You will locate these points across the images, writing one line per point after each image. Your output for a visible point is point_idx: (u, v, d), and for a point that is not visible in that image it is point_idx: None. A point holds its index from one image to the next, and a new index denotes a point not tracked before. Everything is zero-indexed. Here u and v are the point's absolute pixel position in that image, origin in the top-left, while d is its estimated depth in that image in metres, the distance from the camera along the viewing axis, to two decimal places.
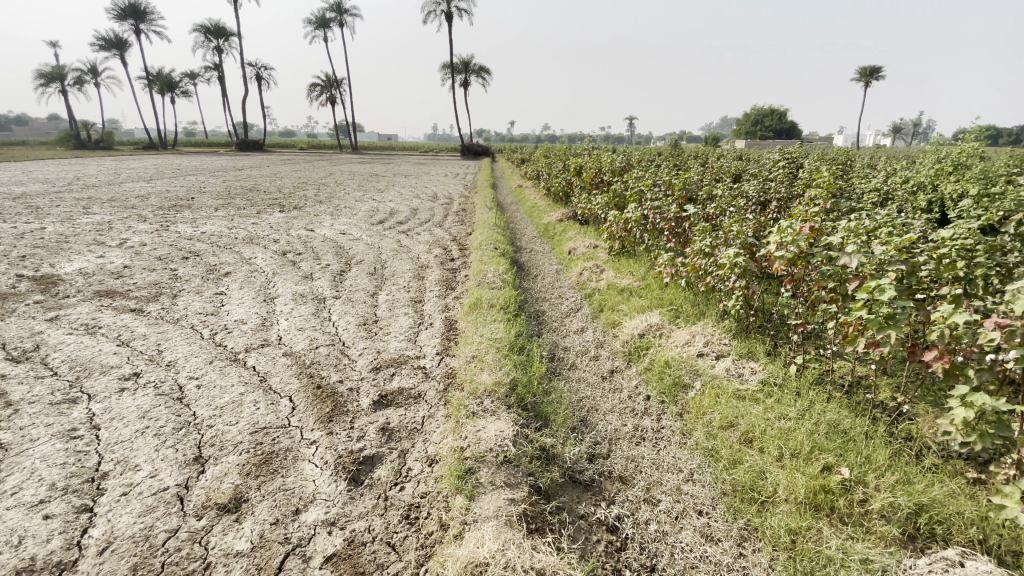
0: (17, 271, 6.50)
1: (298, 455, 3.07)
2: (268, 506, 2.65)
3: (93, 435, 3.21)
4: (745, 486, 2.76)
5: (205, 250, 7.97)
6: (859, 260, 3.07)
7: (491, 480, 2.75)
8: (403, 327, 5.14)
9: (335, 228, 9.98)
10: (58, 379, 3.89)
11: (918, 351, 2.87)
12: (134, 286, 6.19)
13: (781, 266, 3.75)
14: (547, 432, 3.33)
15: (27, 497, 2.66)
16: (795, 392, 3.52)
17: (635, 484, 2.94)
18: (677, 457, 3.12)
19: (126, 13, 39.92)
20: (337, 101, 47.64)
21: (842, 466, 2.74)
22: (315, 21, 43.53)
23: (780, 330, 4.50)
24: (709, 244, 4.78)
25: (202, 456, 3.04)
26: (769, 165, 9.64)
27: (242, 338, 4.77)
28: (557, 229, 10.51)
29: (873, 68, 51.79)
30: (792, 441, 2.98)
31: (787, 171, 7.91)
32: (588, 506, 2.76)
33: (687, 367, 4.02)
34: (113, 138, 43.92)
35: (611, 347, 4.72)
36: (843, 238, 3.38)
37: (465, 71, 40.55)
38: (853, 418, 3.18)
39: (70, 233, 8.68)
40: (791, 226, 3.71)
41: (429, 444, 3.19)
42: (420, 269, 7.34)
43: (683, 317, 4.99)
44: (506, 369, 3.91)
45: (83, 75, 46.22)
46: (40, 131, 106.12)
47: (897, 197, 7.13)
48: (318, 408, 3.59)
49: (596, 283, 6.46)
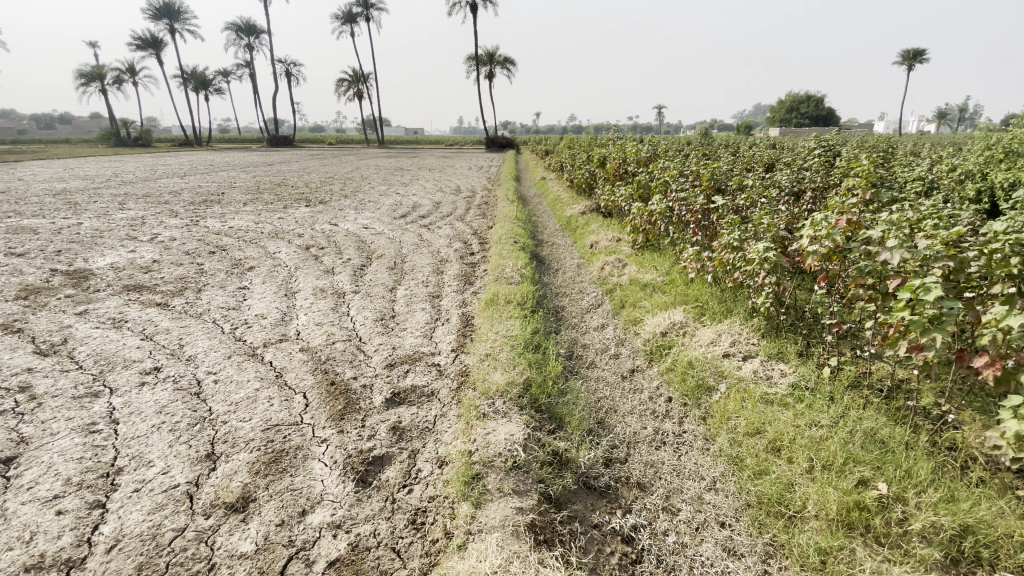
0: (52, 266, 6.70)
1: (308, 454, 3.04)
2: (274, 507, 2.61)
3: (111, 430, 3.25)
4: (771, 499, 2.58)
5: (231, 245, 8.10)
6: (900, 255, 2.84)
7: (499, 487, 2.65)
8: (420, 323, 5.07)
9: (357, 222, 10.01)
10: (82, 373, 3.97)
11: (968, 356, 2.61)
12: (161, 280, 6.31)
13: (815, 262, 3.49)
14: (562, 435, 3.20)
15: (42, 493, 2.70)
16: (829, 397, 3.29)
17: (653, 491, 2.80)
18: (699, 464, 2.96)
19: (161, 12, 40.97)
20: (363, 97, 48.09)
21: (879, 480, 2.52)
22: (343, 18, 44.11)
23: (812, 329, 4.24)
24: (736, 238, 4.53)
25: (214, 453, 3.03)
26: (804, 152, 9.17)
27: (261, 333, 4.79)
28: (579, 221, 10.31)
29: (917, 51, 49.36)
30: (825, 451, 2.77)
31: (822, 159, 7.51)
32: (603, 515, 2.64)
33: (712, 368, 3.82)
34: (151, 137, 45.33)
35: (631, 346, 4.55)
36: (884, 232, 3.11)
37: (490, 63, 40.20)
38: (892, 426, 2.95)
39: (104, 228, 8.95)
40: (826, 219, 3.44)
41: (440, 445, 3.11)
42: (440, 264, 7.29)
43: (709, 315, 4.77)
44: (521, 368, 3.79)
45: (122, 75, 48.02)
46: (84, 129, 111.02)
47: (943, 187, 6.68)
48: (331, 406, 3.55)
49: (618, 278, 6.28)
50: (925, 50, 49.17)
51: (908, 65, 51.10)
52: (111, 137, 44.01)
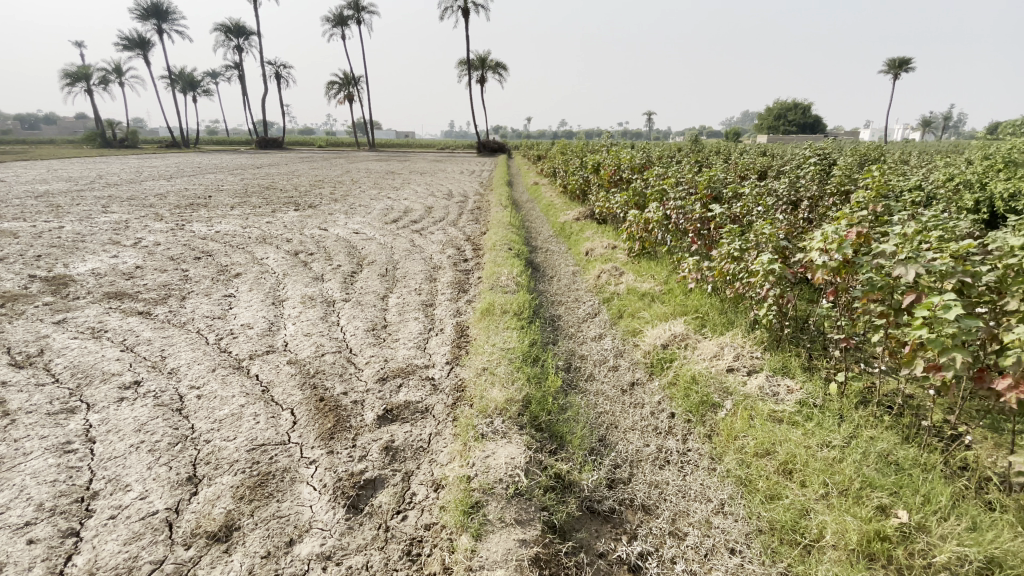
0: (31, 272, 6.45)
1: (296, 477, 2.87)
2: (260, 537, 2.45)
3: (87, 449, 3.05)
4: (785, 526, 2.48)
5: (218, 250, 7.88)
6: (915, 270, 2.74)
7: (500, 516, 2.50)
8: (413, 334, 4.91)
9: (348, 227, 9.82)
10: (58, 387, 3.76)
11: (988, 377, 2.53)
12: (144, 287, 6.10)
13: (824, 275, 3.40)
14: (563, 456, 3.07)
15: (12, 519, 2.51)
16: (838, 416, 3.19)
17: (659, 514, 2.68)
18: (706, 486, 2.85)
19: (149, 12, 40.51)
20: (354, 100, 47.76)
21: (899, 508, 2.42)
22: (335, 20, 43.99)
23: (815, 342, 4.16)
24: (737, 248, 4.43)
25: (196, 475, 2.86)
26: (799, 160, 9.15)
27: (248, 345, 4.60)
28: (574, 228, 10.19)
29: (901, 60, 50.24)
30: (840, 475, 2.66)
31: (819, 167, 7.48)
32: (608, 543, 2.51)
33: (716, 384, 3.71)
34: (137, 138, 44.66)
35: (631, 358, 4.43)
36: (896, 246, 3.03)
37: (482, 67, 40.17)
38: (905, 447, 2.86)
39: (87, 232, 8.68)
40: (836, 230, 3.34)
41: (435, 466, 2.97)
42: (433, 271, 7.14)
43: (710, 327, 4.68)
44: (519, 384, 3.65)
45: (109, 75, 47.48)
46: (69, 130, 109.50)
47: (941, 197, 6.68)
48: (320, 424, 3.38)
49: (615, 287, 6.18)
50: (909, 60, 50.16)
51: (894, 74, 52.02)
52: (97, 138, 43.21)
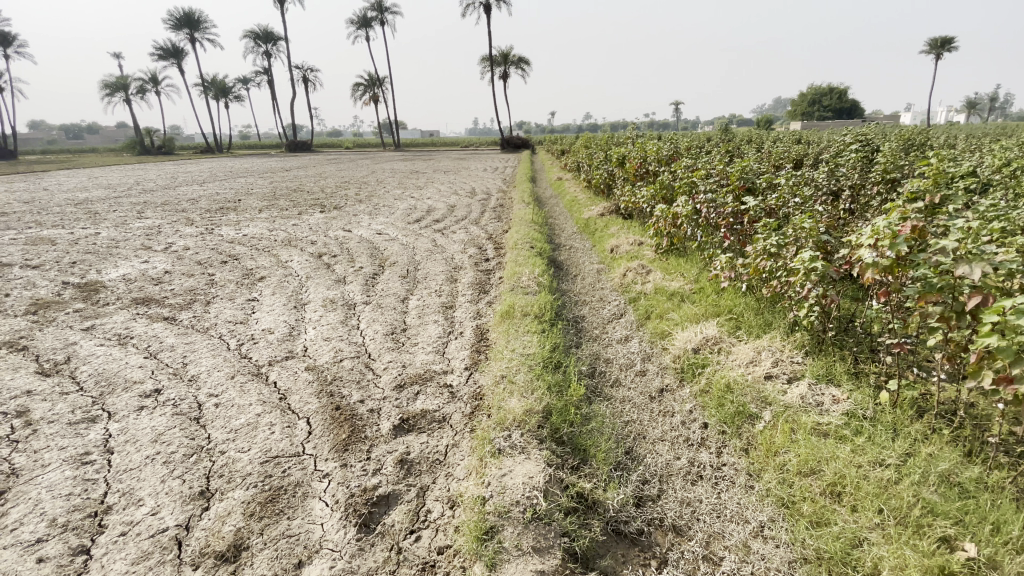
0: (65, 278, 6.62)
1: (308, 492, 2.77)
2: (267, 558, 2.34)
3: (104, 461, 3.03)
4: (834, 557, 2.23)
5: (244, 254, 7.95)
6: (983, 270, 2.41)
7: (517, 544, 2.34)
8: (432, 338, 4.80)
9: (371, 228, 9.80)
10: (81, 396, 3.78)
11: None
12: (171, 292, 6.16)
13: (874, 274, 3.07)
14: (586, 473, 2.88)
15: (25, 535, 2.49)
16: (892, 429, 2.91)
17: (691, 536, 2.47)
18: (743, 505, 2.62)
19: (181, 23, 41.72)
20: (379, 101, 48.22)
21: (967, 541, 2.15)
22: (359, 22, 44.60)
23: (863, 344, 3.84)
24: (774, 244, 4.10)
25: (209, 489, 2.79)
26: (839, 147, 8.62)
27: (267, 350, 4.57)
28: (598, 224, 9.91)
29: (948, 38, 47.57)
30: (896, 500, 2.40)
31: (861, 153, 6.98)
32: (635, 569, 2.32)
33: (754, 393, 3.45)
34: (173, 145, 46.26)
35: (659, 362, 4.18)
36: (959, 240, 2.68)
37: (504, 63, 40.03)
38: (969, 466, 2.56)
39: (121, 238, 8.91)
40: (888, 224, 2.98)
41: (451, 481, 2.82)
42: (454, 271, 7.01)
43: (745, 329, 4.39)
44: (539, 393, 3.46)
45: (146, 84, 49.36)
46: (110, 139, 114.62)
47: (1000, 182, 6.13)
48: (335, 434, 3.29)
49: (642, 286, 5.92)
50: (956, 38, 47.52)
51: (937, 54, 49.41)
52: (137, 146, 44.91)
